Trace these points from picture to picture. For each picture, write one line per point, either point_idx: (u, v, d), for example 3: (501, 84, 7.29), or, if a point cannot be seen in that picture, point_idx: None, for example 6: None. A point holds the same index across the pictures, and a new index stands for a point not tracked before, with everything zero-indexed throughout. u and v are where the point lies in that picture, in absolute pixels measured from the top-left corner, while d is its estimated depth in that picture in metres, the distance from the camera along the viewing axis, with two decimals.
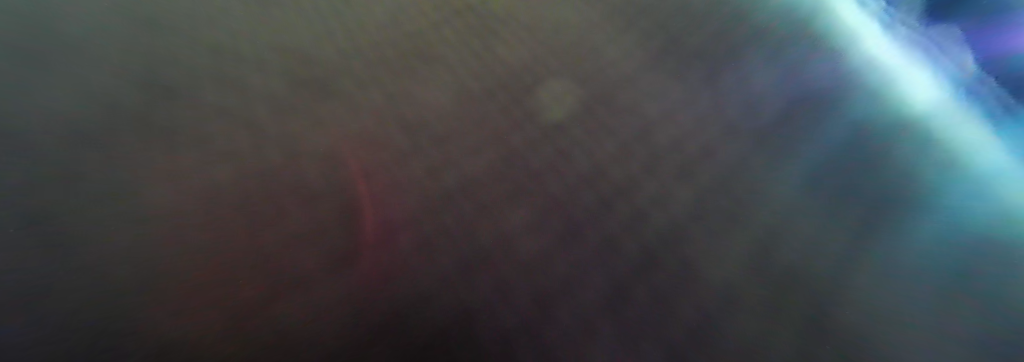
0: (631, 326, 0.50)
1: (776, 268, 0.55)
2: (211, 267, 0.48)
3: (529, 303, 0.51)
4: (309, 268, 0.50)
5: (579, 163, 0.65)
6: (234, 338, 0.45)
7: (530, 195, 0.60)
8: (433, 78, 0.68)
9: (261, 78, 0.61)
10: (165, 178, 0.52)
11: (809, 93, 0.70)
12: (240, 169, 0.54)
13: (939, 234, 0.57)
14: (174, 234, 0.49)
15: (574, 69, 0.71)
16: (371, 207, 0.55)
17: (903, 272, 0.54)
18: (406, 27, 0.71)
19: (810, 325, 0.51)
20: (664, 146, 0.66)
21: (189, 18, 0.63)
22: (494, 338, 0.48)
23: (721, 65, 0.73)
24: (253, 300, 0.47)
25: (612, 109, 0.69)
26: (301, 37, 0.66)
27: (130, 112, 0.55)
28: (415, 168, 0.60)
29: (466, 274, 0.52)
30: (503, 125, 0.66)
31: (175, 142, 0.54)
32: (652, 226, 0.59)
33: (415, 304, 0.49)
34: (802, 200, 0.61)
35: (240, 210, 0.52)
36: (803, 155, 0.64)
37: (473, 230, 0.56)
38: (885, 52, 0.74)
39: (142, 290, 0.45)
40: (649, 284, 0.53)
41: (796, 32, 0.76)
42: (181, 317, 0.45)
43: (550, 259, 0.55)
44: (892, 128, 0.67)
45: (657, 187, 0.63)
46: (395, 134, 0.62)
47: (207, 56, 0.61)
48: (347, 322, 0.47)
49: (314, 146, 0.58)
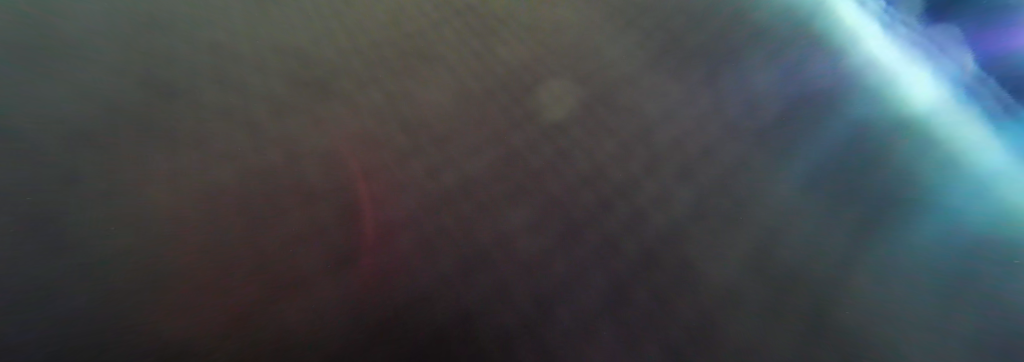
0: (631, 326, 0.50)
1: (775, 268, 0.55)
2: (211, 268, 0.48)
3: (529, 303, 0.51)
4: (308, 269, 0.50)
5: (579, 163, 0.65)
6: (232, 340, 0.44)
7: (530, 195, 0.60)
8: (433, 77, 0.68)
9: (261, 78, 0.61)
10: (165, 178, 0.52)
11: (809, 92, 0.70)
12: (240, 170, 0.54)
13: (938, 233, 0.57)
14: (175, 234, 0.49)
15: (575, 69, 0.71)
16: (371, 207, 0.55)
17: (901, 272, 0.54)
18: (406, 27, 0.71)
19: (809, 324, 0.51)
20: (665, 146, 0.66)
21: (189, 18, 0.63)
22: (494, 339, 0.48)
23: (721, 63, 0.73)
24: (253, 301, 0.47)
25: (612, 108, 0.69)
26: (300, 37, 0.66)
27: (130, 112, 0.55)
28: (415, 168, 0.60)
29: (467, 274, 0.52)
30: (503, 125, 0.66)
31: (175, 141, 0.54)
32: (652, 226, 0.59)
33: (416, 305, 0.49)
34: (801, 199, 0.61)
35: (239, 210, 0.52)
36: (802, 155, 0.64)
37: (473, 230, 0.56)
38: (885, 51, 0.75)
39: (141, 290, 0.45)
40: (649, 285, 0.53)
41: (796, 31, 0.76)
42: (181, 317, 0.44)
43: (550, 259, 0.55)
44: (892, 127, 0.67)
45: (657, 186, 0.63)
46: (395, 134, 0.62)
47: (207, 55, 0.61)
48: (348, 323, 0.47)
49: (314, 146, 0.58)
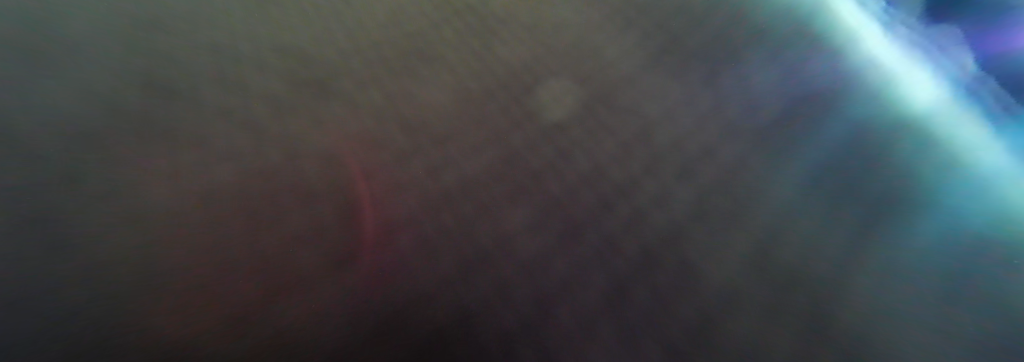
0: (631, 326, 0.50)
1: (776, 268, 0.55)
2: (211, 267, 0.48)
3: (529, 303, 0.51)
4: (309, 268, 0.50)
5: (578, 163, 0.65)
6: (233, 338, 0.44)
7: (529, 195, 0.60)
8: (433, 78, 0.68)
9: (262, 78, 0.62)
10: (165, 178, 0.52)
11: (809, 92, 0.70)
12: (241, 169, 0.55)
13: (938, 233, 0.57)
14: (176, 233, 0.49)
15: (575, 69, 0.71)
16: (370, 207, 0.55)
17: (903, 272, 0.54)
18: (406, 27, 0.71)
19: (809, 325, 0.50)
20: (665, 146, 0.66)
21: (190, 19, 0.63)
22: (492, 338, 0.48)
23: (721, 64, 0.73)
24: (253, 300, 0.47)
25: (612, 108, 0.69)
26: (301, 37, 0.66)
27: (131, 112, 0.55)
28: (414, 168, 0.60)
29: (466, 273, 0.52)
30: (502, 125, 0.66)
31: (176, 142, 0.54)
32: (651, 226, 0.59)
33: (415, 304, 0.49)
34: (801, 199, 0.61)
35: (240, 209, 0.52)
36: (803, 156, 0.64)
37: (473, 229, 0.56)
38: (884, 52, 0.75)
39: (141, 289, 0.45)
40: (649, 285, 0.53)
41: (796, 31, 0.76)
42: (181, 316, 0.45)
43: (549, 259, 0.55)
44: (891, 127, 0.67)
45: (656, 187, 0.63)
46: (395, 135, 0.62)
47: (207, 55, 0.61)
48: (346, 322, 0.47)
49: (314, 146, 0.58)
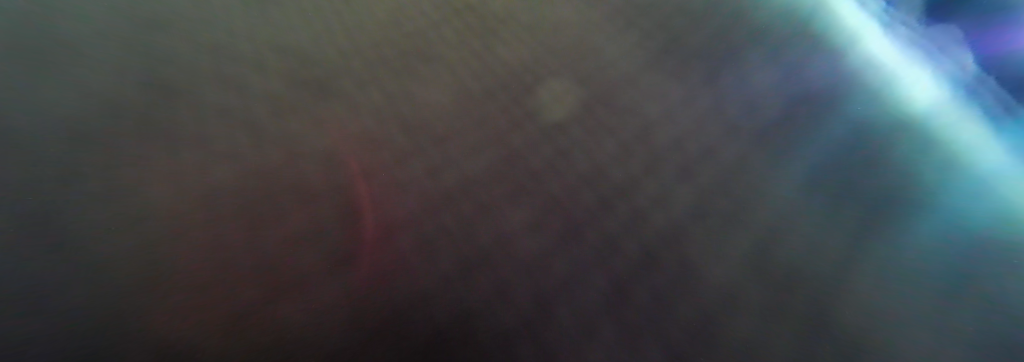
0: (630, 326, 0.50)
1: (775, 269, 0.55)
2: (212, 267, 0.48)
3: (528, 302, 0.51)
4: (308, 269, 0.50)
5: (578, 163, 0.65)
6: (232, 338, 0.44)
7: (529, 195, 0.60)
8: (433, 78, 0.67)
9: (261, 78, 0.62)
10: (165, 177, 0.52)
11: (809, 93, 0.70)
12: (240, 169, 0.54)
13: (937, 233, 0.58)
14: (177, 233, 0.49)
15: (575, 69, 0.71)
16: (370, 207, 0.55)
17: (901, 273, 0.55)
18: (406, 27, 0.71)
19: (806, 325, 0.51)
20: (665, 147, 0.66)
21: (189, 18, 0.63)
22: (492, 338, 0.48)
23: (721, 63, 0.73)
24: (252, 301, 0.47)
25: (612, 108, 0.69)
26: (300, 37, 0.66)
27: (131, 112, 0.55)
28: (415, 168, 0.60)
29: (465, 274, 0.52)
30: (502, 124, 0.66)
31: (175, 142, 0.54)
32: (651, 226, 0.59)
33: (414, 304, 0.49)
34: (801, 198, 0.61)
35: (239, 209, 0.52)
36: (803, 156, 0.64)
37: (472, 229, 0.56)
38: (883, 52, 0.75)
39: (142, 289, 0.45)
40: (649, 285, 0.53)
41: (796, 32, 0.76)
42: (180, 316, 0.45)
43: (549, 260, 0.55)
44: (890, 128, 0.67)
45: (657, 187, 0.63)
46: (394, 135, 0.62)
47: (207, 55, 0.61)
48: (346, 322, 0.47)
49: (314, 146, 0.58)
